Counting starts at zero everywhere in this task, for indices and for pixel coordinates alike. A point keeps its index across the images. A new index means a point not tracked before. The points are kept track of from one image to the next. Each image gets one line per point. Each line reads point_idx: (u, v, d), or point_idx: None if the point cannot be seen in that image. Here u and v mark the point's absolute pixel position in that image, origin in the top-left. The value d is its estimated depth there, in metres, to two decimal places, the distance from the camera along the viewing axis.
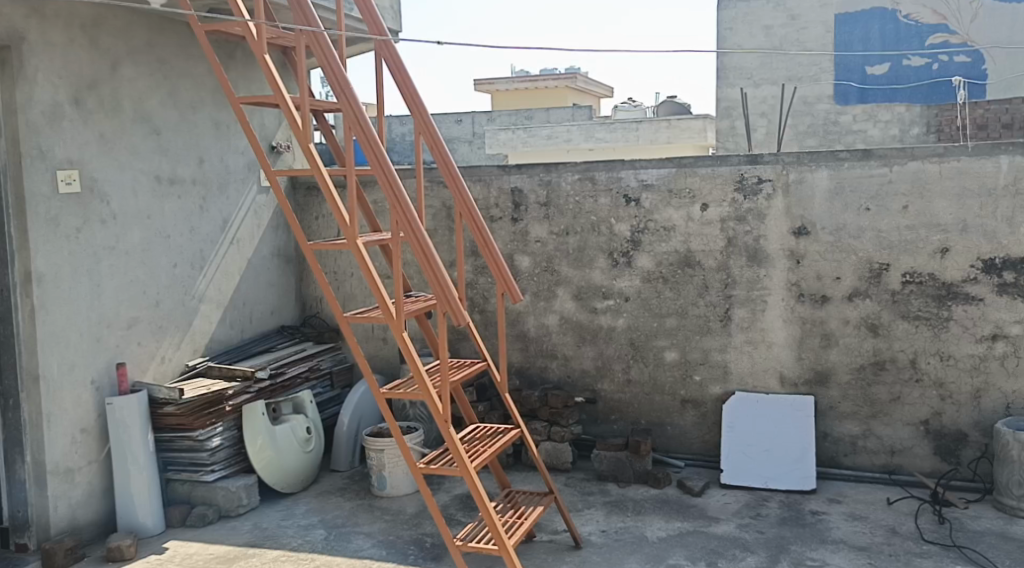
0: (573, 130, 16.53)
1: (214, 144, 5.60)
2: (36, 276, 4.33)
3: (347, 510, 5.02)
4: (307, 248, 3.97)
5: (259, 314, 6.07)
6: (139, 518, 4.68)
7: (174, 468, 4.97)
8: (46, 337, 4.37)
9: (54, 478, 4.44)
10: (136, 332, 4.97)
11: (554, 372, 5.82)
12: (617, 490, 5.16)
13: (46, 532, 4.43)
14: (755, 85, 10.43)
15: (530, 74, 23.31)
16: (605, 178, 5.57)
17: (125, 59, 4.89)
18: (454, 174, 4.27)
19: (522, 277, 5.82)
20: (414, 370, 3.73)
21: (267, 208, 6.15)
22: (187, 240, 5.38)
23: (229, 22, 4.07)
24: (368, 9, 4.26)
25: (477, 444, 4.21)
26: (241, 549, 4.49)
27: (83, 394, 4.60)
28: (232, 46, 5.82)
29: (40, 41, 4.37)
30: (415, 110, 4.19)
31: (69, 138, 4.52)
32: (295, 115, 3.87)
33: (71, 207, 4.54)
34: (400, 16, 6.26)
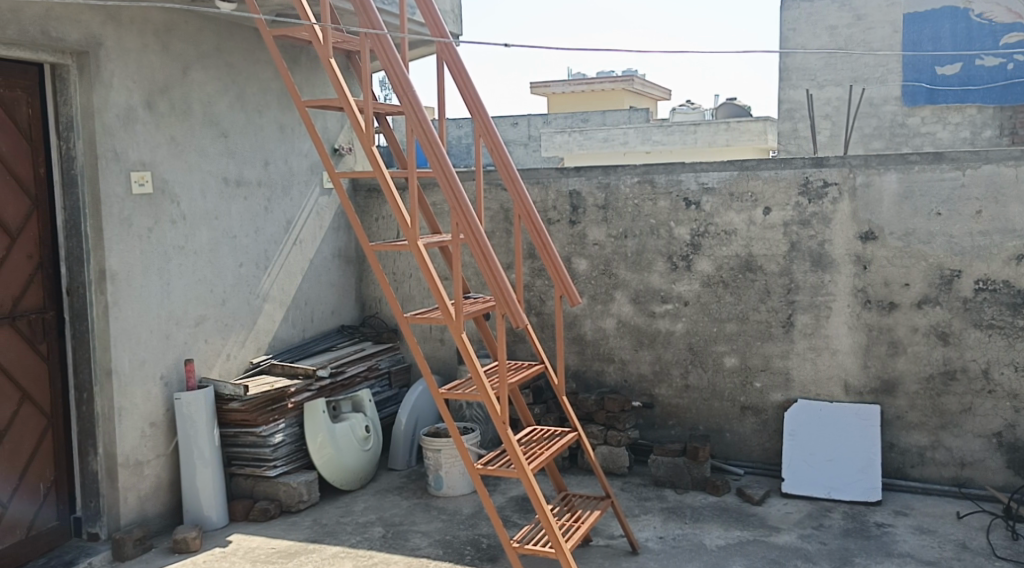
0: (630, 133, 16.67)
1: (278, 146, 5.72)
2: (110, 274, 4.45)
3: (404, 509, 5.07)
4: (369, 248, 4.01)
5: (320, 314, 6.18)
6: (204, 511, 4.80)
7: (238, 463, 5.09)
8: (118, 334, 4.50)
9: (124, 470, 4.57)
10: (202, 330, 5.10)
11: (611, 376, 5.78)
12: (675, 496, 5.10)
13: (116, 523, 4.56)
14: (818, 86, 10.67)
15: (586, 78, 23.34)
16: (664, 180, 5.52)
17: (196, 63, 5.02)
18: (513, 176, 4.27)
19: (579, 280, 5.80)
20: (473, 371, 3.74)
21: (329, 210, 6.26)
22: (252, 241, 5.50)
23: (295, 26, 4.11)
24: (430, 13, 4.29)
25: (534, 446, 4.21)
26: (302, 544, 4.57)
27: (153, 389, 4.74)
28: (298, 51, 5.93)
29: (117, 48, 4.50)
30: (476, 112, 4.21)
31: (142, 141, 4.66)
32: (358, 118, 3.91)
33: (143, 208, 4.67)
34: (461, 20, 6.31)
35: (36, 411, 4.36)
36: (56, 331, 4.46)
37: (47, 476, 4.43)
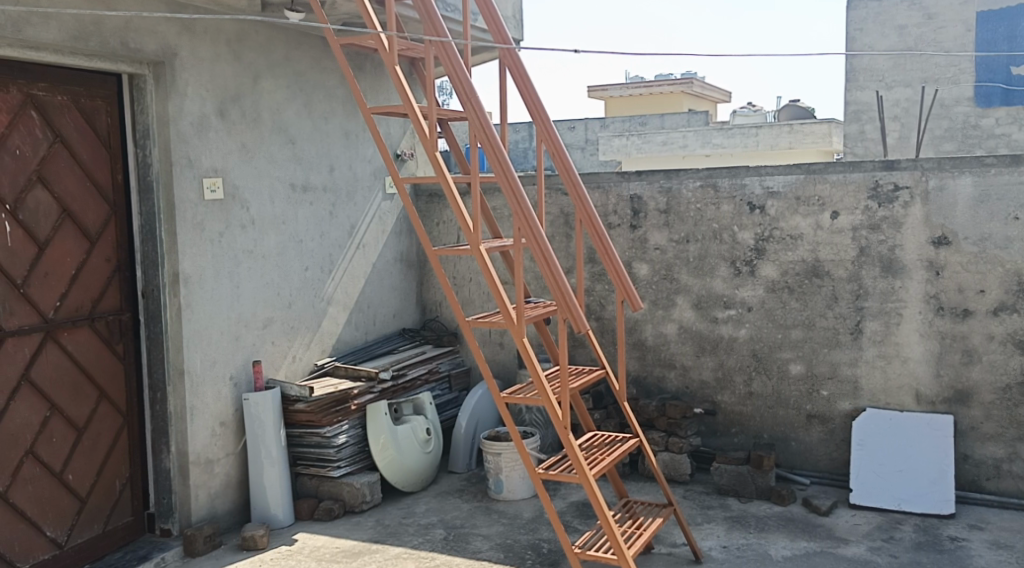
0: (689, 136, 16.51)
1: (343, 152, 5.83)
2: (183, 277, 4.59)
3: (465, 512, 5.10)
4: (433, 253, 4.03)
5: (382, 317, 6.28)
6: (271, 509, 4.91)
7: (304, 462, 5.19)
8: (190, 335, 4.64)
9: (196, 468, 4.71)
10: (269, 332, 5.21)
11: (672, 382, 5.73)
12: (739, 505, 5.03)
13: (187, 519, 4.70)
14: (887, 87, 10.41)
15: (644, 81, 23.17)
16: (728, 185, 5.46)
17: (265, 72, 5.15)
18: (576, 181, 4.26)
19: (640, 285, 5.76)
20: (535, 375, 3.74)
21: (391, 214, 6.35)
22: (318, 245, 5.61)
23: (362, 35, 4.18)
24: (493, 18, 4.32)
25: (595, 451, 4.19)
26: (365, 544, 4.64)
27: (223, 389, 4.87)
28: (362, 59, 6.03)
29: (191, 57, 4.64)
30: (538, 118, 4.22)
31: (214, 148, 4.80)
32: (422, 124, 3.94)
33: (215, 212, 4.81)
34: (523, 25, 6.34)
35: (113, 410, 4.51)
36: (132, 332, 4.60)
37: (123, 473, 4.58)
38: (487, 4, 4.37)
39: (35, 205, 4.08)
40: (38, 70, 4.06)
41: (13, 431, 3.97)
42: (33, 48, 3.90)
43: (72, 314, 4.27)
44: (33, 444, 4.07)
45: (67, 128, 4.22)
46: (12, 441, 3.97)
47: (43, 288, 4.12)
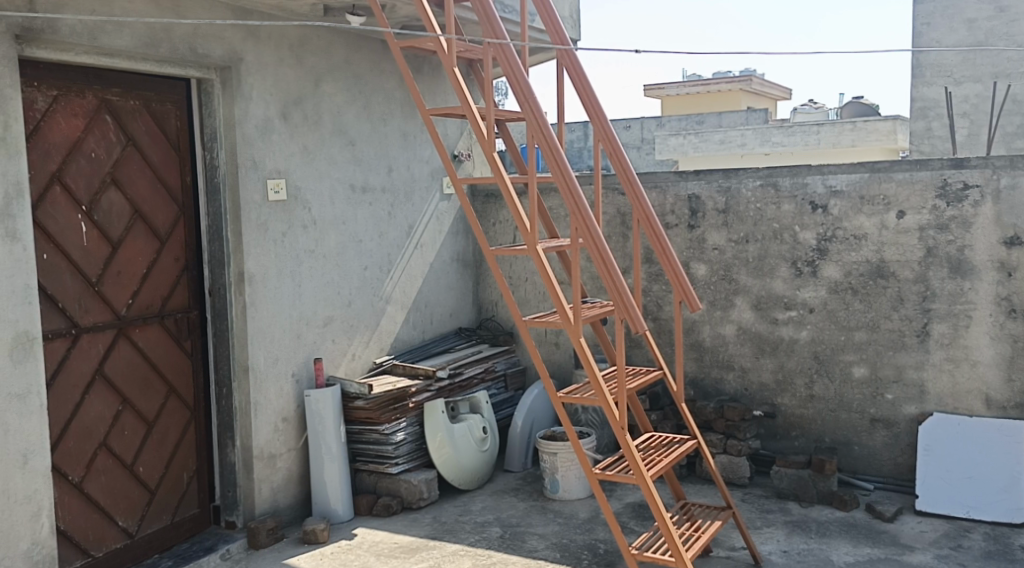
0: (748, 134, 16.26)
1: (401, 153, 5.90)
2: (248, 276, 4.71)
3: (521, 511, 5.13)
4: (489, 253, 4.04)
5: (439, 316, 6.34)
6: (331, 504, 5.00)
7: (362, 459, 5.27)
8: (254, 333, 4.76)
9: (259, 462, 4.83)
10: (330, 330, 5.32)
11: (730, 384, 5.66)
12: (799, 510, 4.94)
13: (251, 512, 4.82)
14: (955, 83, 10.12)
15: (702, 79, 22.90)
16: (789, 184, 5.37)
17: (327, 76, 5.25)
18: (633, 181, 4.24)
19: (698, 285, 5.71)
20: (591, 375, 3.73)
21: (448, 215, 6.42)
22: (376, 245, 5.70)
23: (421, 37, 4.23)
24: (550, 19, 4.32)
25: (652, 452, 4.17)
26: (423, 540, 4.69)
27: (285, 386, 4.98)
28: (421, 61, 6.10)
29: (256, 61, 4.76)
30: (595, 118, 4.22)
31: (277, 150, 4.91)
32: (480, 124, 3.96)
33: (278, 213, 4.92)
34: (580, 25, 6.34)
35: (181, 405, 4.65)
36: (199, 329, 4.74)
37: (189, 466, 4.72)
38: (545, 5, 4.37)
39: (109, 206, 4.21)
40: (112, 76, 4.18)
41: (88, 425, 4.11)
42: (107, 54, 4.03)
43: (143, 312, 4.40)
44: (106, 437, 4.21)
45: (139, 131, 4.35)
46: (87, 434, 4.11)
47: (117, 287, 4.26)
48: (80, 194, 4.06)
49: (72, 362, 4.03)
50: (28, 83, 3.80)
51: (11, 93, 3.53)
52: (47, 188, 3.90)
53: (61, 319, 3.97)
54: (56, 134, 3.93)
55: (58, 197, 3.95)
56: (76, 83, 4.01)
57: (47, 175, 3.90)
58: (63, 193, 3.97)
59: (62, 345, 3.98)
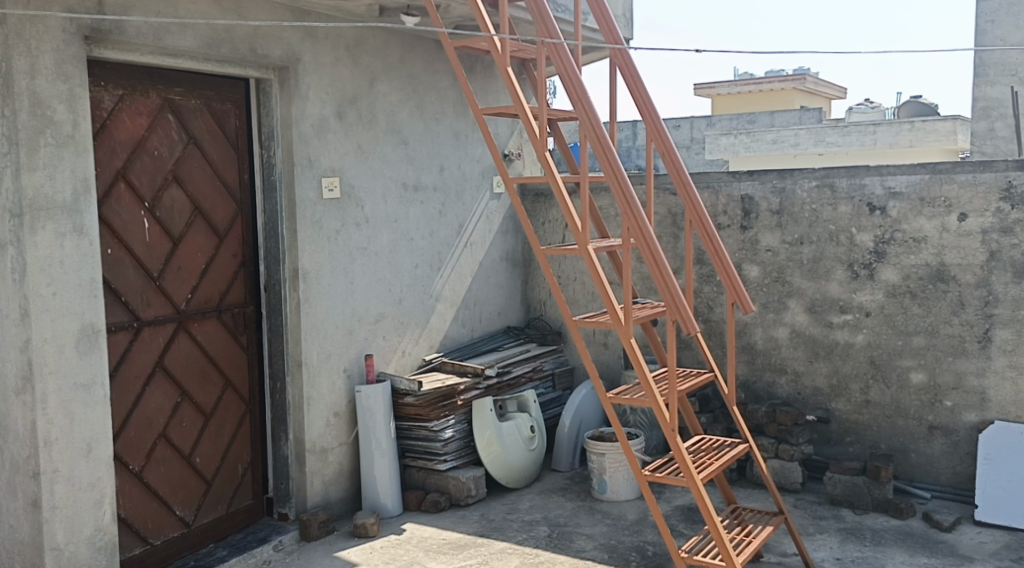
0: (801, 134, 15.99)
1: (453, 152, 5.95)
2: (302, 272, 4.79)
3: (569, 510, 5.13)
4: (541, 252, 4.03)
5: (488, 315, 6.38)
6: (380, 499, 5.06)
7: (412, 455, 5.32)
8: (308, 328, 4.83)
9: (312, 456, 4.91)
10: (381, 327, 5.38)
11: (783, 388, 5.58)
12: (853, 517, 4.85)
13: (303, 505, 4.90)
14: (1021, 82, 9.81)
15: (755, 78, 22.58)
16: (846, 185, 5.27)
17: (381, 75, 5.31)
18: (686, 180, 4.20)
19: (751, 287, 5.64)
20: (642, 376, 3.71)
21: (498, 213, 6.44)
22: (427, 243, 5.74)
23: (475, 37, 4.24)
24: (603, 18, 4.30)
25: (703, 455, 4.14)
26: (471, 537, 4.72)
27: (337, 381, 5.06)
28: (473, 61, 6.13)
29: (313, 61, 4.83)
30: (648, 117, 4.18)
31: (333, 148, 4.98)
32: (532, 124, 3.96)
33: (332, 211, 5.00)
34: (633, 24, 6.31)
35: (237, 398, 4.76)
36: (254, 324, 4.84)
37: (244, 458, 4.83)
38: (598, 4, 4.35)
39: (171, 203, 4.31)
40: (174, 76, 4.28)
41: (148, 415, 4.22)
42: (170, 54, 4.12)
43: (202, 306, 4.51)
44: (165, 428, 4.32)
45: (200, 130, 4.45)
46: (147, 425, 4.22)
47: (177, 281, 4.36)
48: (143, 191, 4.17)
49: (134, 353, 4.14)
50: (96, 82, 3.91)
51: (81, 92, 3.64)
52: (112, 185, 4.00)
53: (124, 312, 4.08)
54: (121, 132, 4.03)
55: (123, 193, 4.05)
56: (141, 83, 4.11)
57: (113, 172, 4.01)
58: (128, 190, 4.08)
59: (125, 337, 4.09)
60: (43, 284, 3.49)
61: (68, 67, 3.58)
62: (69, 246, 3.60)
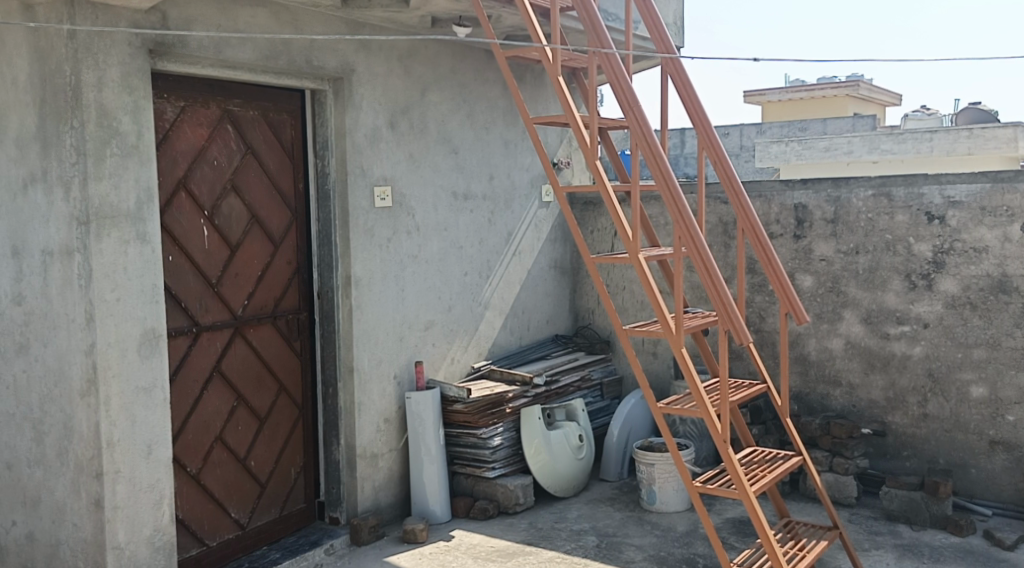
0: (854, 141, 15.69)
1: (503, 161, 5.98)
2: (354, 280, 4.86)
3: (618, 521, 5.10)
4: (591, 261, 4.02)
5: (536, 323, 6.39)
6: (429, 505, 5.10)
7: (460, 462, 5.35)
8: (359, 335, 4.90)
9: (362, 461, 4.96)
10: (430, 334, 5.42)
11: (837, 400, 5.48)
12: (911, 533, 4.74)
13: (354, 509, 4.96)
14: None
15: (806, 84, 22.26)
16: (903, 194, 5.17)
17: (433, 85, 5.37)
18: (738, 189, 4.15)
19: (804, 297, 5.56)
20: (693, 386, 3.67)
21: (547, 222, 6.46)
22: (477, 251, 5.78)
23: (526, 47, 4.27)
24: (654, 26, 4.27)
25: (755, 468, 4.08)
26: (519, 545, 4.72)
27: (388, 387, 5.11)
28: (523, 70, 6.17)
29: (367, 73, 4.91)
30: (700, 125, 4.15)
31: (385, 158, 5.05)
32: (583, 133, 3.95)
33: (384, 219, 5.06)
34: (684, 32, 6.31)
35: (290, 403, 4.84)
36: (308, 330, 4.92)
37: (297, 462, 4.91)
38: (649, 11, 4.31)
39: (229, 211, 4.41)
40: (233, 87, 4.39)
41: (206, 418, 4.32)
42: (229, 67, 4.22)
43: (258, 312, 4.60)
44: (221, 431, 4.42)
45: (257, 140, 4.55)
46: (204, 427, 4.32)
47: (234, 288, 4.46)
48: (203, 200, 4.27)
49: (193, 358, 4.24)
50: (159, 94, 4.03)
51: (145, 103, 3.76)
52: (174, 194, 4.12)
53: (183, 317, 4.19)
54: (182, 143, 4.14)
55: (183, 202, 4.16)
56: (202, 95, 4.22)
57: (174, 181, 4.12)
58: (188, 199, 4.19)
59: (184, 341, 4.19)
60: (108, 290, 3.60)
61: (133, 79, 3.70)
62: (133, 253, 3.71)
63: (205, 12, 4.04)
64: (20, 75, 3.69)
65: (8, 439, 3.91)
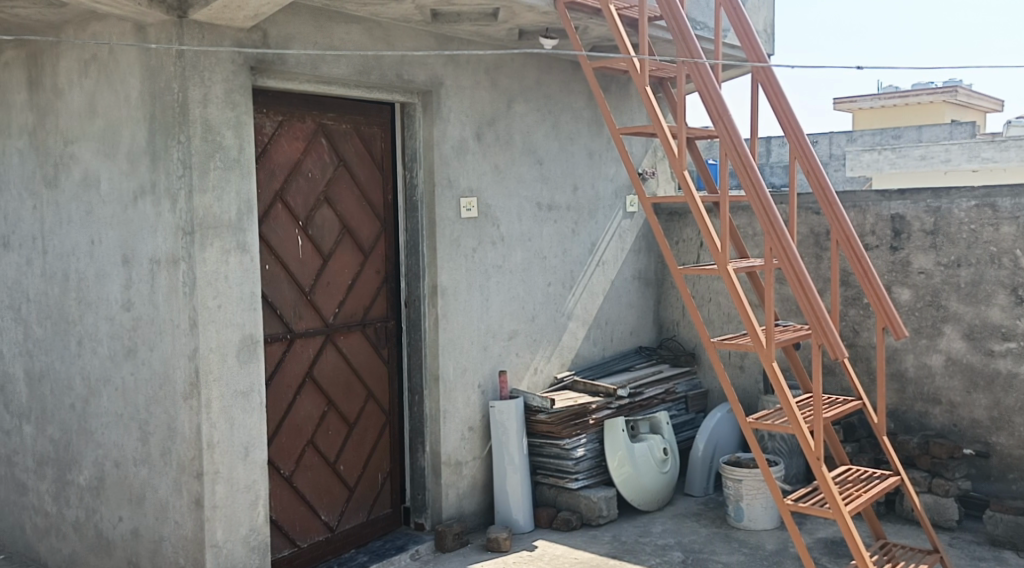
0: (952, 149, 15.08)
1: (587, 171, 5.99)
2: (441, 289, 4.94)
3: (704, 537, 5.01)
4: (678, 272, 3.98)
5: (619, 334, 6.35)
6: (512, 514, 5.12)
7: (543, 472, 5.35)
8: (445, 344, 4.97)
9: (447, 468, 5.02)
10: (514, 344, 5.46)
11: (937, 418, 5.27)
12: (1018, 561, 4.50)
13: (439, 516, 5.03)
14: None
15: (900, 91, 21.52)
16: (1009, 204, 4.93)
17: (519, 97, 5.42)
18: (832, 200, 4.05)
19: (901, 311, 5.36)
20: (784, 401, 3.59)
21: (631, 232, 6.41)
22: (561, 262, 5.80)
23: (614, 58, 4.27)
24: (745, 34, 4.17)
25: (849, 487, 3.96)
26: (603, 558, 4.69)
27: (472, 396, 5.16)
28: (609, 80, 6.16)
29: (455, 86, 4.99)
30: (792, 134, 4.06)
31: (471, 169, 5.12)
32: (671, 143, 3.91)
33: (470, 229, 5.13)
34: (774, 39, 6.20)
35: (378, 409, 4.94)
36: (395, 338, 5.02)
37: (384, 467, 5.00)
38: (740, 19, 4.21)
39: (322, 222, 4.55)
40: (328, 102, 4.53)
41: (298, 423, 4.45)
42: (325, 82, 4.35)
43: (348, 319, 4.72)
44: (313, 435, 4.54)
45: (349, 153, 4.68)
46: (297, 431, 4.45)
47: (326, 296, 4.59)
48: (299, 211, 4.42)
49: (287, 364, 4.38)
50: (259, 110, 4.19)
51: (247, 118, 3.91)
52: (271, 205, 4.27)
53: (279, 324, 4.33)
54: (279, 156, 4.30)
55: (280, 213, 4.31)
56: (298, 109, 4.37)
57: (272, 194, 4.27)
58: (284, 210, 4.33)
59: (279, 348, 4.34)
60: (210, 297, 3.76)
61: (236, 95, 3.86)
62: (234, 262, 3.85)
63: (303, 30, 4.18)
64: (132, 93, 3.90)
65: (117, 438, 4.12)
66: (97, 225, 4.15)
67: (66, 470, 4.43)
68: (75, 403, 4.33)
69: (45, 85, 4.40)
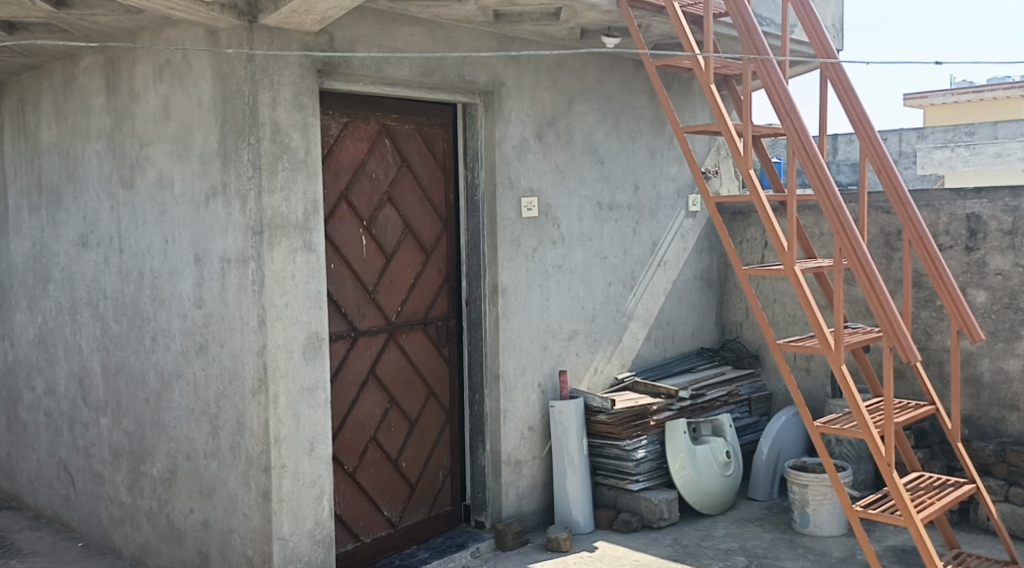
0: None
1: (648, 170, 5.94)
2: (501, 288, 4.95)
3: (768, 542, 4.92)
4: (743, 272, 3.91)
5: (681, 334, 6.28)
6: (572, 514, 5.11)
7: (603, 473, 5.33)
8: (505, 343, 4.98)
9: (507, 467, 5.04)
10: (574, 344, 5.45)
11: (1014, 425, 5.08)
12: None
13: (499, 514, 5.05)
14: None
15: (975, 86, 20.83)
16: None
17: (580, 96, 5.41)
18: (904, 199, 3.93)
19: (976, 314, 5.18)
20: (852, 405, 3.50)
21: (693, 232, 6.34)
22: (622, 261, 5.76)
23: (677, 56, 4.22)
24: (813, 30, 4.08)
25: (921, 494, 3.84)
26: (665, 561, 4.64)
27: (532, 395, 5.17)
28: (671, 78, 6.09)
29: (516, 86, 5.00)
30: (862, 131, 3.96)
31: (532, 168, 5.13)
32: (737, 141, 3.85)
33: (530, 229, 5.13)
34: (843, 34, 6.05)
35: (438, 407, 4.98)
36: (456, 337, 5.06)
37: (445, 465, 5.04)
38: (808, 14, 4.12)
39: (385, 221, 4.61)
40: (391, 103, 4.59)
41: (361, 419, 4.52)
42: (389, 83, 4.41)
43: (410, 318, 4.77)
44: (376, 432, 4.60)
45: (411, 153, 4.72)
46: (360, 427, 4.52)
47: (389, 294, 4.65)
48: (362, 210, 4.48)
49: (351, 361, 4.45)
50: (325, 112, 4.26)
51: (313, 120, 3.98)
52: (336, 205, 4.34)
53: (343, 322, 4.41)
54: (344, 157, 4.36)
55: (345, 213, 4.38)
56: (362, 111, 4.43)
57: (337, 194, 4.34)
58: (349, 210, 4.40)
59: (343, 345, 4.41)
60: (278, 296, 3.84)
61: (303, 98, 3.93)
62: (300, 261, 3.93)
63: (368, 32, 4.24)
64: (204, 96, 4.01)
65: (187, 432, 4.25)
66: (170, 225, 4.28)
67: (139, 462, 4.58)
68: (149, 398, 4.48)
69: (121, 89, 4.55)
